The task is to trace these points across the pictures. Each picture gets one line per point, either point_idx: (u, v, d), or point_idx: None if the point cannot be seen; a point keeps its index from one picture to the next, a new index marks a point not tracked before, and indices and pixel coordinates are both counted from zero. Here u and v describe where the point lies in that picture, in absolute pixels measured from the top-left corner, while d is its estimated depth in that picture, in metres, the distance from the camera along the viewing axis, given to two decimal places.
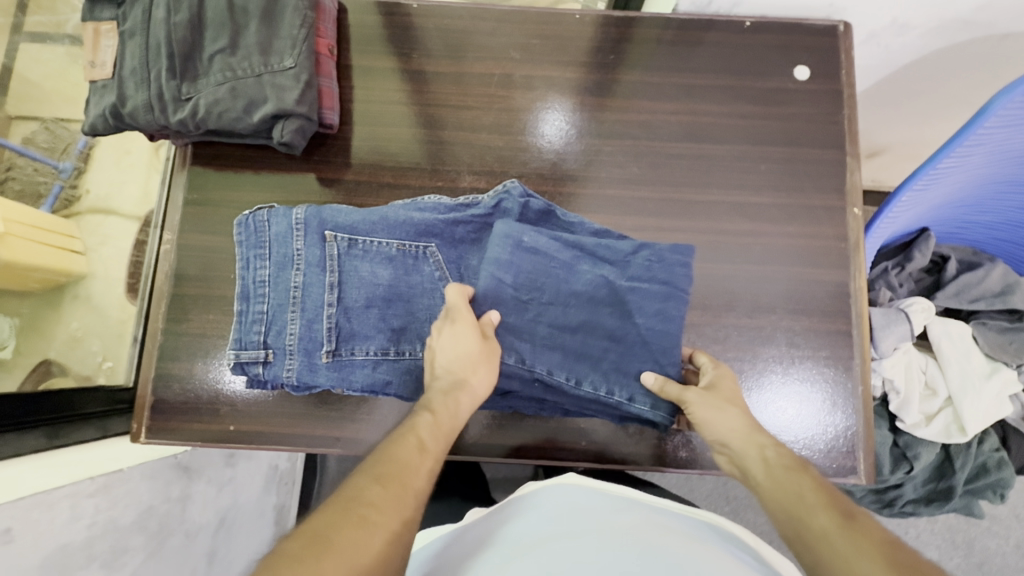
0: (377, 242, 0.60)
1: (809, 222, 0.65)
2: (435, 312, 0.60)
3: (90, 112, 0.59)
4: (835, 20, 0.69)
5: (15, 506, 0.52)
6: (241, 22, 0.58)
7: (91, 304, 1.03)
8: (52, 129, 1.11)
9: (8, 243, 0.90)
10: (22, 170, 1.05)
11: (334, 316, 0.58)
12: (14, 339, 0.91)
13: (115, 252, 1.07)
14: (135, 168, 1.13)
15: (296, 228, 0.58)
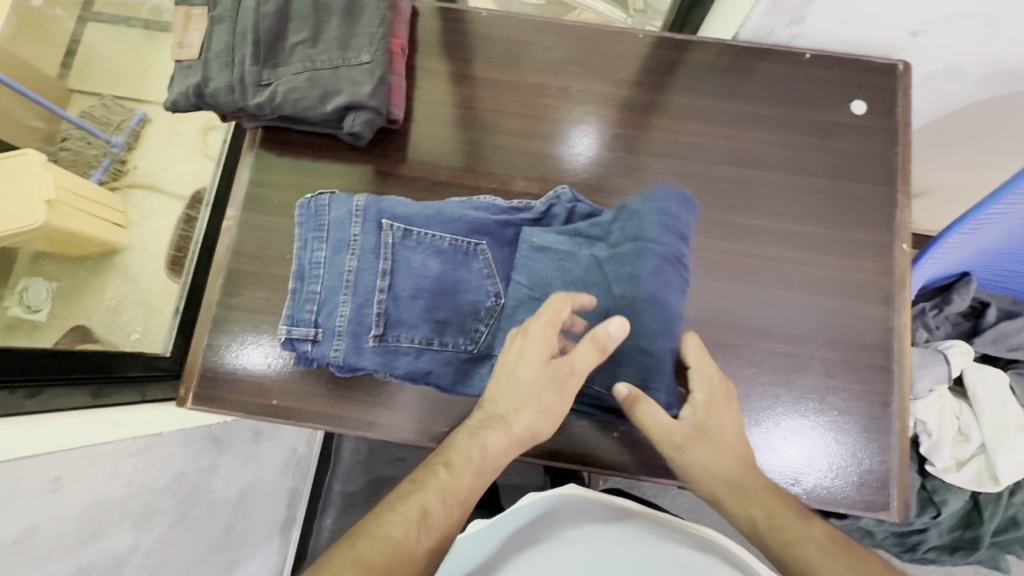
0: (431, 235, 0.62)
1: (856, 255, 0.65)
2: (478, 308, 0.62)
3: (174, 90, 0.62)
4: (895, 60, 0.70)
5: (68, 456, 0.54)
6: (324, 17, 0.61)
7: (127, 275, 1.11)
8: (107, 105, 1.25)
9: (59, 211, 0.98)
10: (75, 140, 1.17)
11: (384, 302, 0.59)
12: (49, 303, 0.96)
13: (157, 226, 1.15)
14: (184, 148, 1.23)
15: (356, 215, 0.61)
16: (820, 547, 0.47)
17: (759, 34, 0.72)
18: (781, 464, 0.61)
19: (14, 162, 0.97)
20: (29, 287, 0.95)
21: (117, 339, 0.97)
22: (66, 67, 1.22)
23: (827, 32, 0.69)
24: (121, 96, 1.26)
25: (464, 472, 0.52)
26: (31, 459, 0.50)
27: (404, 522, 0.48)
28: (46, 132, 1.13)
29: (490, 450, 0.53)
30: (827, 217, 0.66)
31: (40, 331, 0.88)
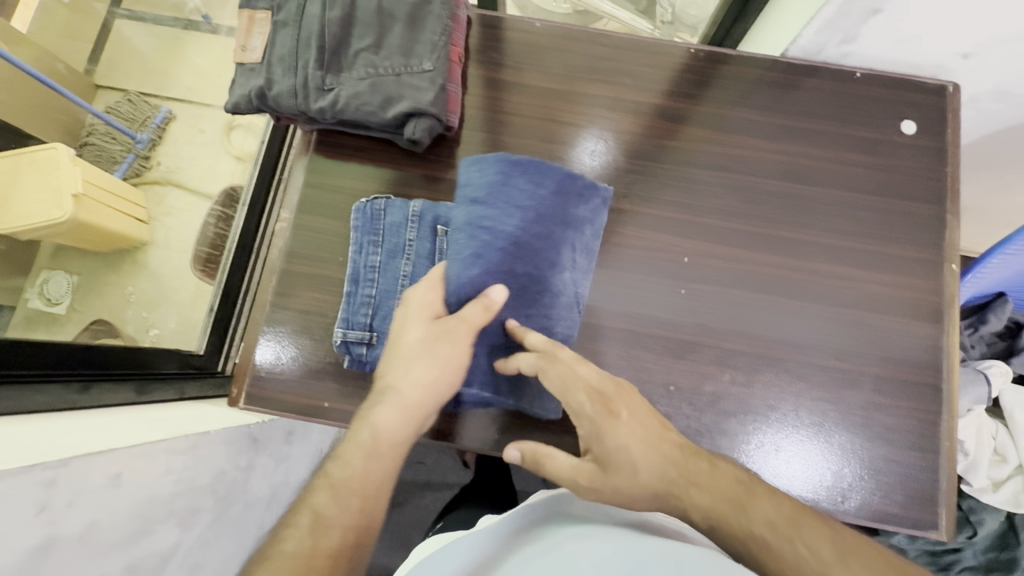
0: None
1: (905, 273, 0.65)
2: None
3: (235, 91, 0.63)
4: (944, 80, 0.71)
5: (128, 452, 0.54)
6: (387, 25, 0.62)
7: (147, 272, 1.12)
8: (133, 101, 1.27)
9: (86, 204, 0.99)
10: (101, 136, 1.19)
11: None
12: (69, 297, 0.98)
13: (180, 224, 1.16)
14: (207, 145, 1.24)
15: (412, 219, 0.62)
16: (767, 525, 0.45)
17: (809, 51, 0.73)
18: (829, 480, 0.61)
19: (42, 157, 0.98)
20: (50, 280, 0.98)
21: (135, 334, 0.98)
22: (92, 63, 1.26)
23: (878, 51, 0.69)
24: (146, 92, 1.28)
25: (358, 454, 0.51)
26: (95, 455, 0.50)
27: (300, 529, 0.48)
28: (72, 126, 1.15)
29: (381, 427, 0.53)
30: (877, 234, 0.67)
31: (59, 323, 0.89)
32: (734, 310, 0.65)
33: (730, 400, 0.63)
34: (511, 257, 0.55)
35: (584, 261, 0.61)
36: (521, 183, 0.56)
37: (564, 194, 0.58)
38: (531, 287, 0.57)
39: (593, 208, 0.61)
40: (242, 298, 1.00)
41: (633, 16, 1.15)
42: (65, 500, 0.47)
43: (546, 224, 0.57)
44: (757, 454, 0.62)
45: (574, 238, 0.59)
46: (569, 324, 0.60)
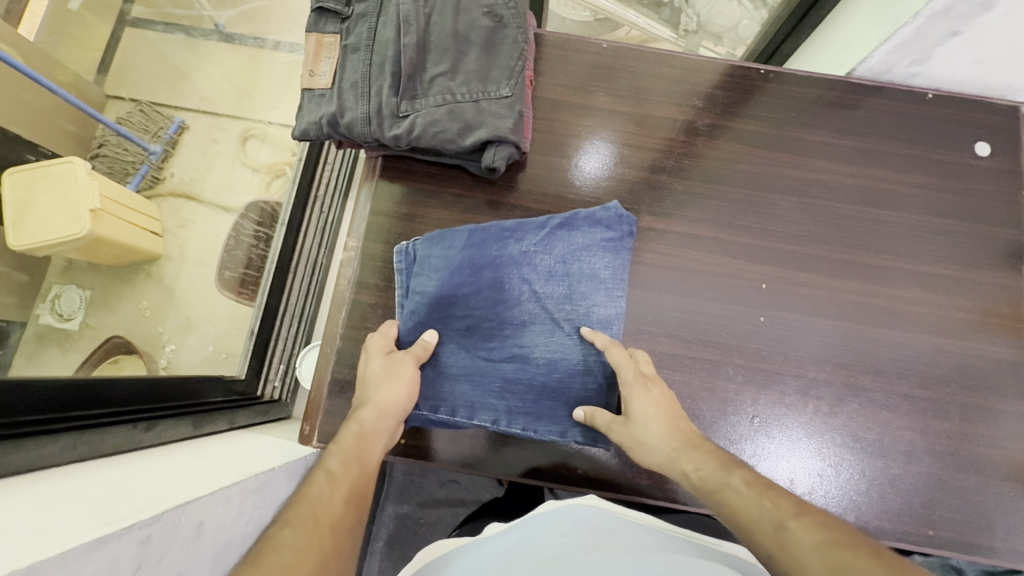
0: (502, 281, 0.62)
1: (986, 298, 0.65)
2: (552, 347, 0.61)
3: (304, 118, 0.61)
4: (1014, 100, 0.70)
5: (209, 499, 0.52)
6: (463, 49, 0.60)
7: (163, 285, 1.08)
8: (145, 111, 1.22)
9: (103, 219, 0.94)
10: (112, 146, 1.12)
11: (465, 349, 0.62)
12: (82, 312, 0.94)
13: (198, 237, 1.13)
14: (223, 156, 1.23)
15: (439, 266, 0.63)
16: (742, 484, 0.44)
17: (877, 71, 0.72)
18: (919, 513, 0.60)
19: (58, 172, 0.93)
20: (62, 295, 0.93)
21: (152, 352, 0.97)
22: (101, 72, 1.19)
23: (950, 72, 0.69)
24: (157, 102, 1.23)
25: (343, 460, 0.51)
26: (181, 505, 0.47)
27: (319, 481, 0.48)
28: (83, 137, 1.08)
29: (368, 424, 0.54)
30: (957, 259, 0.66)
31: (73, 341, 0.87)
32: (816, 338, 0.64)
33: (814, 429, 0.62)
34: (443, 309, 0.62)
35: (556, 283, 0.62)
36: (437, 253, 0.63)
37: (476, 243, 0.63)
38: (481, 326, 0.62)
39: (542, 241, 0.63)
40: (281, 322, 0.98)
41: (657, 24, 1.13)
42: (157, 556, 0.44)
43: (465, 272, 0.62)
44: (844, 483, 0.61)
45: (525, 272, 0.62)
46: (546, 344, 0.61)
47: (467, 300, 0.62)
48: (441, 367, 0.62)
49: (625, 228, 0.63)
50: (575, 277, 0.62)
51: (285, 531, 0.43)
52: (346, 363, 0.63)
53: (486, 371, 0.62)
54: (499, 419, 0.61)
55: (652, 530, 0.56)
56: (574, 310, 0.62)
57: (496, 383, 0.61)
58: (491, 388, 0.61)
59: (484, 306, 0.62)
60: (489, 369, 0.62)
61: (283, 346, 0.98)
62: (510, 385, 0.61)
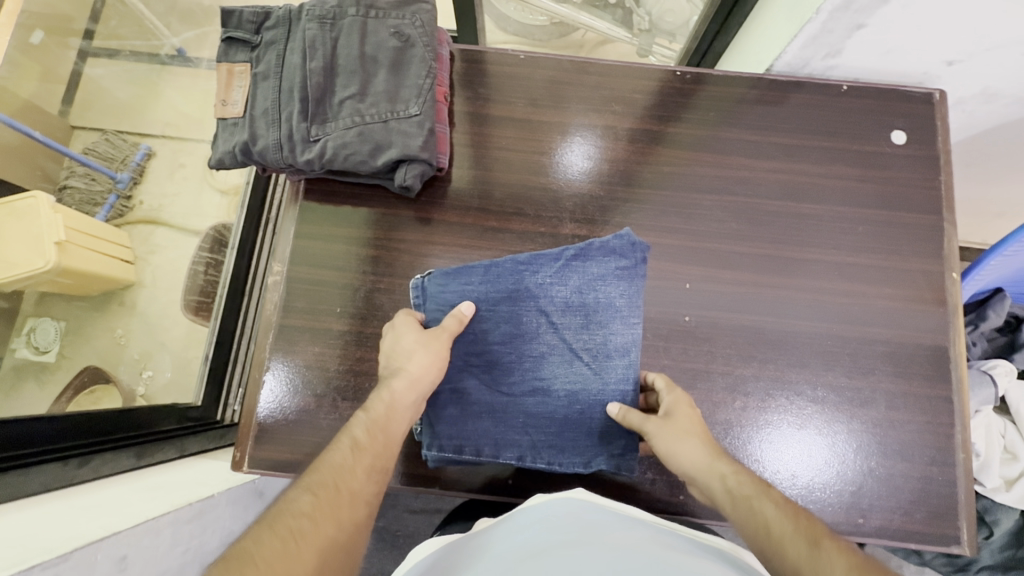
0: (520, 316, 0.60)
1: (910, 285, 0.65)
2: (573, 378, 0.60)
3: (218, 148, 0.61)
4: (930, 87, 0.71)
5: (134, 532, 0.52)
6: (371, 71, 0.61)
7: (135, 313, 1.07)
8: (110, 141, 1.20)
9: (67, 251, 0.93)
10: (79, 177, 1.12)
11: (487, 384, 0.62)
12: (58, 344, 0.94)
13: (165, 263, 1.12)
14: (190, 181, 1.21)
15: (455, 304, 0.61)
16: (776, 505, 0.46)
17: (794, 67, 0.72)
18: (848, 503, 0.61)
19: (23, 207, 0.94)
20: (37, 328, 0.92)
21: (128, 380, 0.96)
22: (66, 103, 1.19)
23: (864, 63, 0.69)
24: (123, 130, 1.22)
25: (368, 431, 0.51)
26: (99, 541, 0.48)
27: (343, 448, 0.49)
28: (47, 171, 1.08)
29: (399, 395, 0.54)
30: (878, 248, 0.66)
31: (50, 373, 0.88)
32: (743, 335, 0.64)
33: (742, 427, 0.62)
34: (464, 345, 0.61)
35: (576, 315, 0.60)
36: (452, 290, 0.61)
37: (491, 278, 0.60)
38: (499, 361, 0.61)
39: (558, 272, 0.60)
40: (238, 345, 0.98)
41: (611, 26, 1.10)
42: None
43: (482, 308, 0.60)
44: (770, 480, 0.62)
45: (542, 304, 0.60)
46: (566, 376, 0.60)
47: (485, 336, 0.61)
48: (462, 404, 0.62)
49: (639, 256, 0.58)
50: (592, 308, 0.59)
51: (307, 496, 0.45)
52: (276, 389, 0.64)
53: (509, 408, 0.62)
54: (524, 455, 0.62)
55: (661, 534, 0.53)
56: (592, 339, 0.59)
57: (519, 418, 0.62)
58: (514, 424, 0.62)
59: (502, 341, 0.61)
60: (510, 405, 0.62)
61: (239, 368, 0.98)
62: (534, 419, 0.62)
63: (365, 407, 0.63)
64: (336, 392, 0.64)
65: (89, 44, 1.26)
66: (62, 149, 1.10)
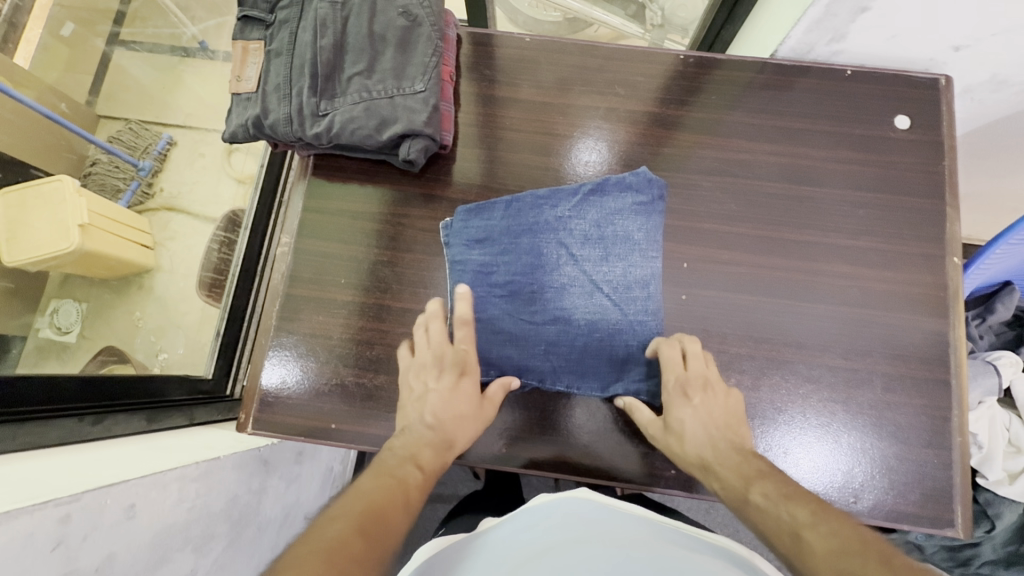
0: (543, 247, 0.65)
1: (910, 269, 0.65)
2: (593, 309, 0.64)
3: (232, 121, 0.64)
4: (937, 73, 0.71)
5: (141, 483, 0.55)
6: (379, 49, 0.64)
7: (154, 296, 1.11)
8: (134, 129, 1.24)
9: (91, 233, 0.98)
10: (104, 165, 1.16)
11: (510, 313, 0.65)
12: (79, 325, 0.97)
13: (183, 250, 1.15)
14: (209, 170, 1.23)
15: (478, 238, 0.66)
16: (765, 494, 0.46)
17: (799, 51, 0.72)
18: (841, 482, 0.61)
19: (49, 190, 0.98)
20: (59, 309, 0.95)
21: (144, 359, 0.99)
22: (93, 93, 1.23)
23: (868, 48, 0.69)
24: (147, 119, 1.26)
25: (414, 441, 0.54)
26: (106, 487, 0.51)
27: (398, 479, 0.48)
28: (73, 153, 1.12)
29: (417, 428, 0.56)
30: (878, 232, 0.67)
31: (70, 352, 0.89)
32: (738, 314, 0.65)
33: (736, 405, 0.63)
34: (489, 275, 0.66)
35: (598, 248, 0.65)
36: (475, 224, 0.67)
37: (512, 212, 0.66)
38: (521, 292, 0.65)
39: (576, 207, 0.65)
40: (247, 322, 1.00)
41: (623, 21, 1.11)
42: (80, 535, 0.47)
43: (506, 240, 0.66)
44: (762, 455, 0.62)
45: (562, 237, 0.65)
46: (586, 306, 0.64)
47: (508, 267, 0.66)
48: (487, 331, 0.65)
49: (656, 192, 0.65)
50: (610, 241, 0.65)
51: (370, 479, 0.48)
52: (280, 360, 0.66)
53: (531, 336, 0.65)
54: (544, 379, 0.64)
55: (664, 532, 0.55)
56: (612, 271, 0.64)
57: (541, 346, 0.64)
58: (536, 351, 0.64)
59: (525, 270, 0.65)
60: (534, 333, 0.65)
61: (249, 343, 1.00)
62: (555, 346, 0.64)
63: (366, 373, 0.65)
64: (339, 360, 0.66)
65: (119, 29, 1.31)
66: (89, 137, 1.15)
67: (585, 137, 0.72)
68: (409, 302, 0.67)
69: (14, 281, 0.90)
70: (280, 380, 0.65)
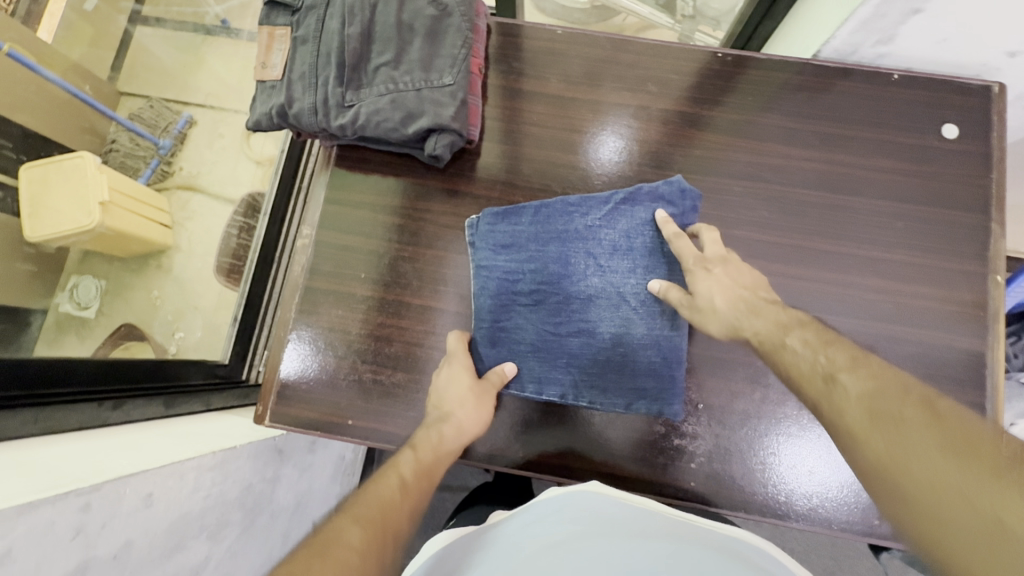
0: (572, 257, 0.63)
1: (948, 286, 0.63)
2: (619, 322, 0.62)
3: (257, 109, 0.62)
4: (989, 80, 0.67)
5: (158, 473, 0.55)
6: (407, 39, 0.62)
7: (171, 275, 1.10)
8: (155, 107, 1.23)
9: (113, 213, 0.97)
10: (124, 142, 1.17)
11: (534, 321, 0.64)
12: (97, 301, 0.99)
13: (202, 229, 1.14)
14: (228, 151, 1.21)
15: (504, 244, 0.65)
16: (802, 342, 0.46)
17: (842, 52, 0.68)
18: (865, 503, 0.60)
19: (70, 166, 0.97)
20: (79, 285, 0.99)
21: (161, 340, 0.99)
22: (115, 70, 1.23)
23: (916, 52, 0.65)
24: (169, 98, 1.25)
25: (416, 468, 0.53)
26: (126, 476, 0.51)
27: (392, 485, 0.50)
28: (95, 135, 1.13)
29: (445, 439, 0.57)
30: (918, 245, 0.64)
31: (89, 328, 0.92)
32: None
33: (759, 418, 0.62)
34: (512, 282, 0.64)
35: (625, 257, 0.63)
36: (502, 228, 0.65)
37: (542, 219, 0.65)
38: (545, 302, 0.63)
39: (606, 216, 0.64)
40: (264, 310, 1.00)
41: (653, 11, 1.06)
42: (98, 523, 0.48)
43: (532, 247, 0.64)
44: (784, 472, 0.61)
45: (590, 247, 0.63)
46: (612, 319, 0.62)
47: (534, 275, 0.64)
48: (510, 340, 0.64)
49: (690, 203, 0.62)
50: (639, 252, 0.63)
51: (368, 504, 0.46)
52: (298, 350, 0.66)
53: (554, 346, 0.63)
54: (566, 394, 0.63)
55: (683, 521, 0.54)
56: (639, 284, 0.62)
57: (563, 358, 0.63)
58: (558, 363, 0.63)
59: (551, 279, 0.63)
60: (557, 344, 0.63)
61: (265, 330, 1.00)
62: (577, 360, 0.63)
63: (383, 371, 0.65)
64: (357, 356, 0.65)
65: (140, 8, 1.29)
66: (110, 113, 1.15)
67: (614, 135, 0.69)
68: (428, 300, 0.66)
69: (36, 266, 0.93)
70: (295, 370, 0.65)
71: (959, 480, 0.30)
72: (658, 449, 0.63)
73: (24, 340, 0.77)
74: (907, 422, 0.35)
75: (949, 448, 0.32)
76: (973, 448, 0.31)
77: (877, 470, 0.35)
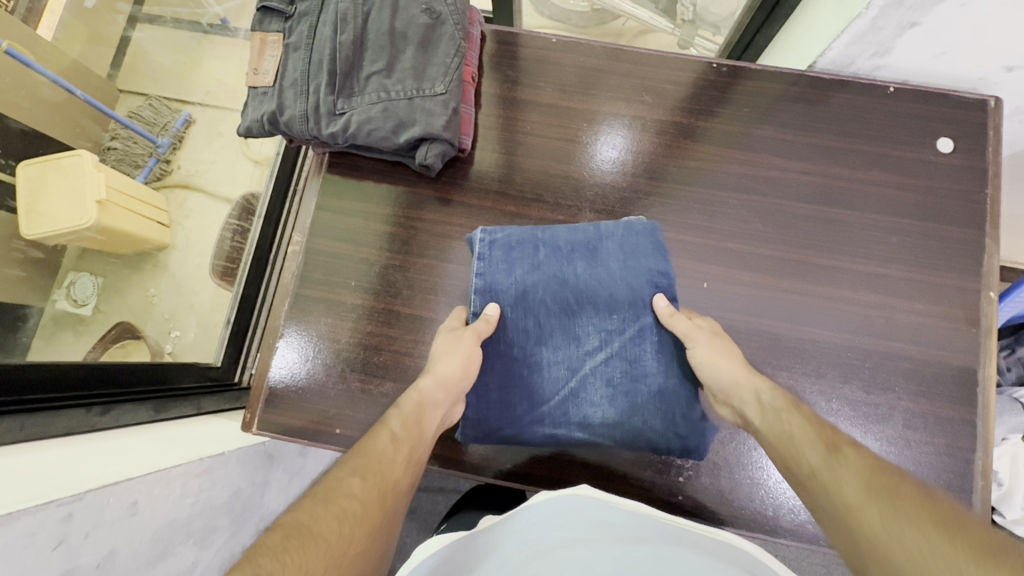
0: (603, 328, 0.62)
1: (941, 301, 0.62)
2: (553, 388, 0.63)
3: (248, 115, 0.62)
4: (985, 94, 0.66)
5: (144, 480, 0.55)
6: (399, 47, 0.62)
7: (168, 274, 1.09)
8: (154, 106, 1.23)
9: (110, 211, 0.97)
10: (123, 139, 1.15)
11: (539, 307, 0.63)
12: (95, 298, 0.97)
13: (198, 229, 1.13)
14: (226, 151, 1.21)
15: (575, 255, 0.63)
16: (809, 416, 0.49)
17: (839, 64, 0.68)
18: None
19: (68, 164, 0.97)
20: (76, 282, 0.96)
21: (156, 337, 0.99)
22: (113, 67, 1.21)
23: (914, 65, 0.65)
24: (167, 96, 1.24)
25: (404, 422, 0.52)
26: (110, 485, 0.51)
27: (383, 438, 0.49)
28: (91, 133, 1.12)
29: (427, 394, 0.55)
30: (911, 260, 0.64)
31: (85, 325, 0.91)
32: (755, 338, 0.63)
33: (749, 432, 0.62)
34: (559, 281, 0.63)
35: (620, 361, 0.62)
36: (587, 246, 0.63)
37: (629, 273, 0.62)
38: (551, 309, 0.63)
39: (652, 348, 0.62)
40: (257, 313, 1.00)
41: (653, 15, 1.05)
42: (82, 532, 0.47)
43: (598, 287, 0.62)
44: (773, 486, 0.61)
45: (620, 343, 0.62)
46: (554, 378, 0.63)
47: (576, 297, 0.62)
48: (508, 297, 0.63)
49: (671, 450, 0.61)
50: (631, 394, 0.62)
51: (355, 478, 0.44)
52: (286, 355, 0.65)
53: (524, 342, 0.63)
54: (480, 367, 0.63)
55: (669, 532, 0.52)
56: (598, 393, 0.62)
57: (514, 356, 0.63)
58: (505, 353, 0.63)
59: (580, 314, 0.63)
60: (520, 346, 0.63)
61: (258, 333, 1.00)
62: (507, 367, 0.63)
63: (372, 380, 0.64)
64: (345, 364, 0.65)
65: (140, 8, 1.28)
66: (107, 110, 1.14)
67: (610, 145, 0.69)
68: (418, 309, 0.66)
69: (26, 270, 0.88)
70: (285, 372, 0.65)
71: (949, 555, 0.31)
72: (648, 463, 0.63)
73: (20, 338, 0.77)
74: (902, 497, 0.37)
75: (938, 526, 0.34)
76: (962, 529, 0.33)
77: (867, 546, 0.37)
